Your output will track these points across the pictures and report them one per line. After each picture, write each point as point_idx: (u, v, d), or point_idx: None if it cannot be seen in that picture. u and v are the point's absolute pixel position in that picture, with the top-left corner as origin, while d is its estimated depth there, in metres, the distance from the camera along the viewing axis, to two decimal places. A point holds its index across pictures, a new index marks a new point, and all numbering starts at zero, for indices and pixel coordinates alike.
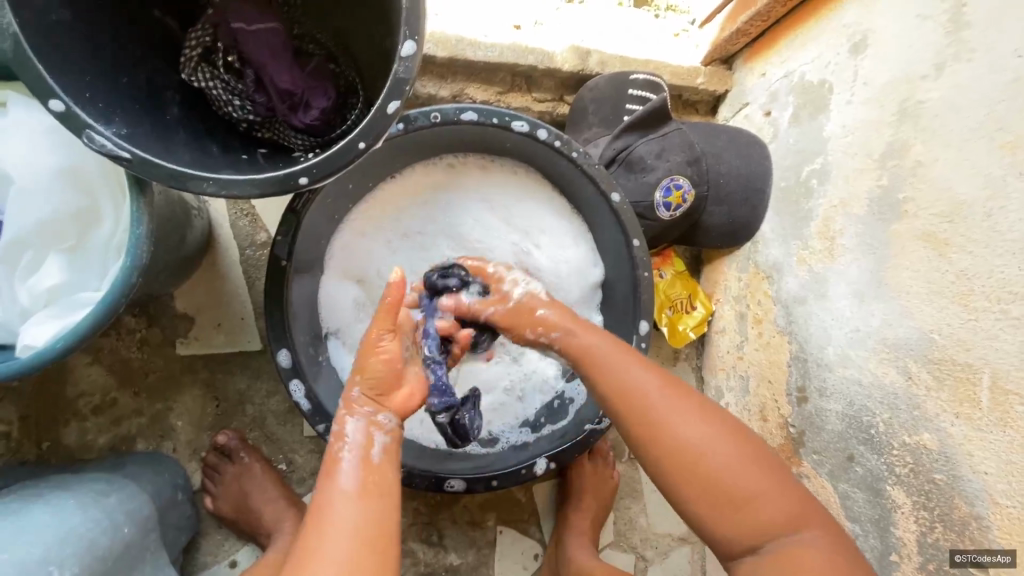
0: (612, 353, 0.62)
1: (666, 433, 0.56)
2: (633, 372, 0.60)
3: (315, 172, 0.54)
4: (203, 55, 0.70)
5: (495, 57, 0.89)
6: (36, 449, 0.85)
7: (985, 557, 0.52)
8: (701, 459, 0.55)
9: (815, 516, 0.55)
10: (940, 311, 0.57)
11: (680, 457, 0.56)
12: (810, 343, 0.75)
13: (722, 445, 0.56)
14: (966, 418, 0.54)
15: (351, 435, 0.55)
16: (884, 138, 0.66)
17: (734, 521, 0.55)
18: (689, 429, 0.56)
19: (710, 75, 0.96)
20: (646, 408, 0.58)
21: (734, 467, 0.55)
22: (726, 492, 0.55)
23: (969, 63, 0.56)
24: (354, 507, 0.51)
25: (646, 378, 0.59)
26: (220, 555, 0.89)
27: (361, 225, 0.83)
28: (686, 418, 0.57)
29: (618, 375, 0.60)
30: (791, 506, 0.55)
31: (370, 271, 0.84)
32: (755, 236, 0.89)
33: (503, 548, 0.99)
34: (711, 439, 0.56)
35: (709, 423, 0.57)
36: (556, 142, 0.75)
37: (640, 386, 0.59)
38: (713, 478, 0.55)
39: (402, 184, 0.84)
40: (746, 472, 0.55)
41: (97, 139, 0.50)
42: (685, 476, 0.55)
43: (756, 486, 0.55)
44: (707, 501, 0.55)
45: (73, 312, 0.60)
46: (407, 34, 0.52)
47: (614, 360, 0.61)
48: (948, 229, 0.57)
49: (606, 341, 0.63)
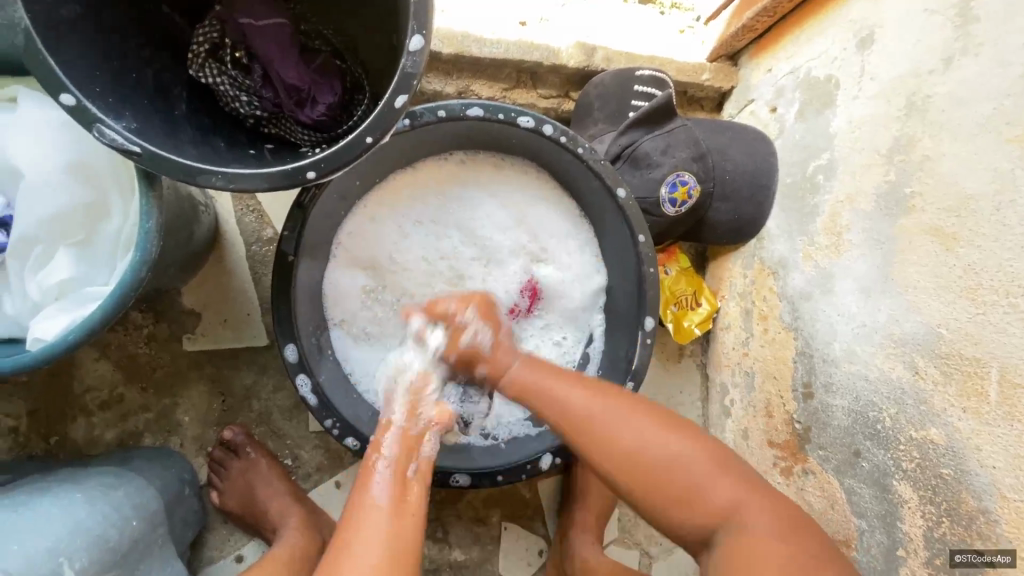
0: (543, 377, 0.64)
1: (607, 441, 0.59)
2: (566, 391, 0.62)
3: (323, 166, 0.55)
4: (210, 50, 0.70)
5: (500, 54, 0.89)
6: (44, 443, 0.86)
7: (991, 551, 0.52)
8: (644, 462, 0.58)
9: (774, 507, 0.57)
10: (948, 306, 0.57)
11: (622, 464, 0.58)
12: (816, 339, 0.75)
13: (661, 447, 0.58)
14: (974, 412, 0.54)
15: (385, 456, 0.60)
16: (892, 133, 0.65)
17: (681, 515, 0.58)
18: (628, 438, 0.58)
19: (716, 71, 0.96)
20: (585, 419, 0.60)
21: (675, 463, 0.58)
22: (666, 486, 0.57)
23: (976, 57, 0.56)
24: (384, 519, 0.54)
25: (581, 396, 0.61)
26: (227, 550, 0.90)
27: (375, 219, 0.84)
28: (621, 423, 0.59)
29: (555, 397, 0.62)
30: (738, 495, 0.57)
31: (381, 259, 0.84)
32: (760, 233, 0.89)
33: (508, 544, 0.99)
34: (652, 441, 0.58)
35: (649, 428, 0.59)
36: (562, 138, 0.75)
37: (575, 406, 0.60)
38: (653, 472, 0.57)
39: (415, 176, 0.84)
40: (687, 463, 0.58)
41: (107, 133, 0.51)
42: (629, 477, 0.58)
43: (699, 478, 0.57)
44: (656, 500, 0.58)
45: (83, 307, 0.61)
46: (415, 28, 0.52)
47: (549, 385, 0.63)
48: (955, 224, 0.57)
49: (545, 370, 0.65)
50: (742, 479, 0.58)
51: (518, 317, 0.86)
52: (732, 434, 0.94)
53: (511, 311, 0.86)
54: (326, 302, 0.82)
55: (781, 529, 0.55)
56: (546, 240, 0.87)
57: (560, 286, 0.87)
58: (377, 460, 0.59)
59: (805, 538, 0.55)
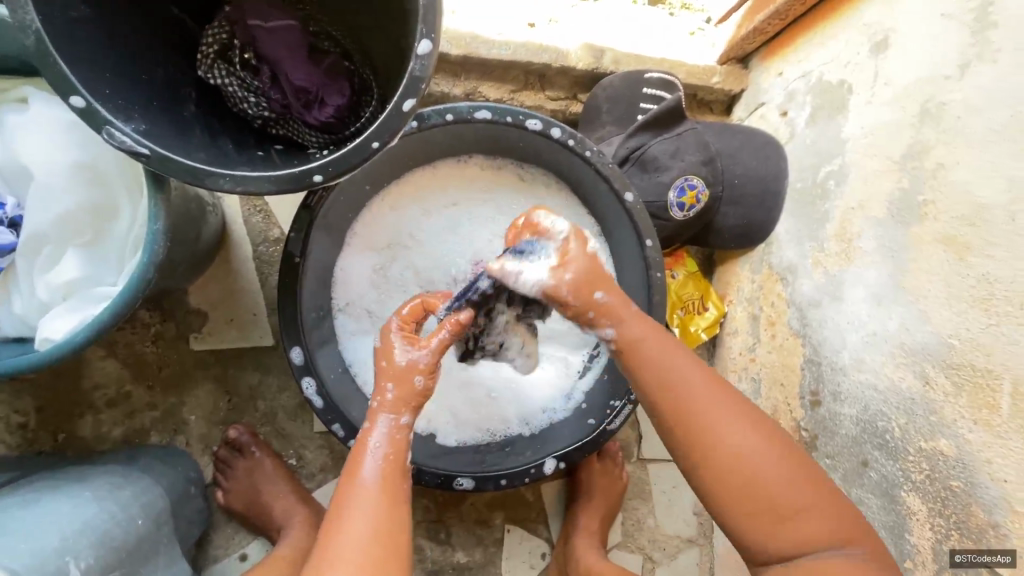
0: (664, 358, 0.60)
1: (724, 448, 0.57)
2: (685, 379, 0.59)
3: (330, 170, 0.54)
4: (220, 51, 0.70)
5: (509, 56, 0.88)
6: (52, 440, 0.86)
7: (982, 555, 0.53)
8: (760, 477, 0.56)
9: (855, 530, 0.56)
10: (960, 316, 0.56)
11: (726, 468, 0.57)
12: (824, 346, 0.75)
13: (773, 459, 0.57)
14: (985, 425, 0.53)
15: (374, 436, 0.59)
16: (905, 140, 0.65)
17: (776, 530, 0.56)
18: (743, 448, 0.57)
19: (726, 74, 0.95)
20: (707, 424, 0.58)
21: (785, 482, 0.56)
22: (775, 506, 0.56)
23: (993, 64, 0.55)
24: (370, 506, 0.56)
25: (703, 391, 0.59)
26: (231, 548, 0.90)
27: (384, 215, 0.83)
28: (745, 439, 0.57)
29: (676, 381, 0.59)
30: (831, 524, 0.56)
31: (399, 237, 0.84)
32: (769, 238, 0.88)
33: (511, 547, 0.99)
34: (765, 452, 0.57)
35: (766, 442, 0.57)
36: (569, 141, 0.76)
37: (695, 396, 0.58)
38: (758, 488, 0.56)
39: (433, 174, 0.84)
40: (792, 482, 0.56)
41: (117, 136, 0.51)
42: (734, 484, 0.57)
43: (798, 497, 0.56)
44: (753, 515, 0.57)
45: (91, 307, 0.61)
46: (423, 32, 0.52)
47: (668, 367, 0.60)
48: (969, 233, 0.56)
49: (655, 337, 0.61)
50: (831, 497, 0.57)
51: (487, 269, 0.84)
52: None
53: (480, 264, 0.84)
54: (336, 288, 0.81)
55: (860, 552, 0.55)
56: None
57: None
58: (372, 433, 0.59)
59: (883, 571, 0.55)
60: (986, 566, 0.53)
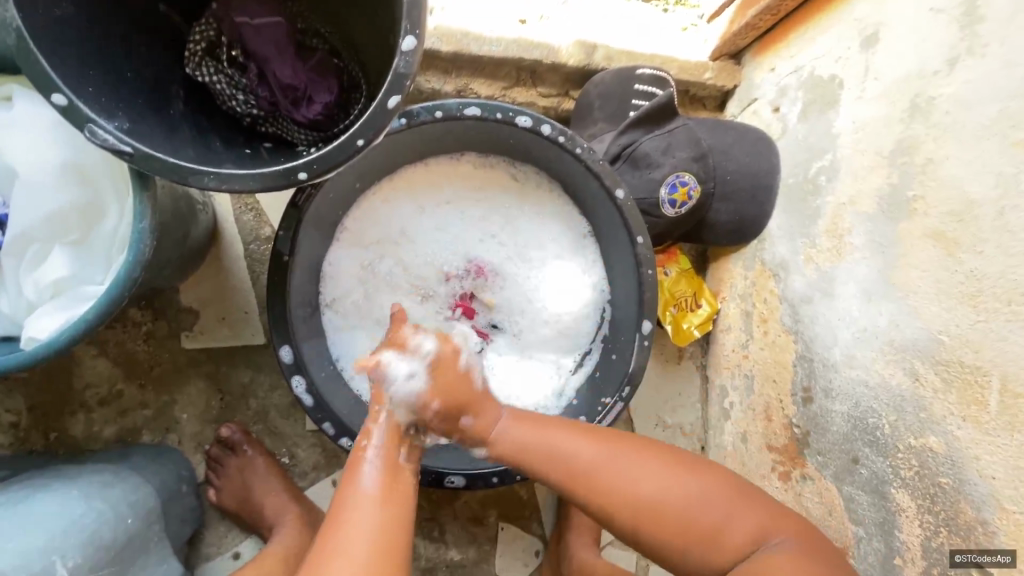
0: (539, 431, 0.62)
1: (622, 494, 0.58)
2: (568, 441, 0.61)
3: (315, 168, 0.54)
4: (207, 49, 0.70)
5: (499, 52, 0.88)
6: (44, 439, 0.86)
7: (980, 555, 0.52)
8: (666, 504, 0.57)
9: (784, 523, 0.57)
10: (949, 312, 0.56)
11: (639, 514, 0.58)
12: (815, 343, 0.74)
13: (675, 483, 0.58)
14: (974, 421, 0.53)
15: (373, 445, 0.59)
16: (895, 135, 0.64)
17: (709, 555, 0.56)
18: (639, 486, 0.58)
19: (719, 70, 0.95)
20: (602, 473, 0.59)
21: (688, 497, 0.57)
22: (692, 529, 0.57)
23: (981, 58, 0.55)
24: (372, 509, 0.54)
25: (582, 444, 0.61)
26: (224, 547, 0.90)
27: (376, 213, 0.83)
28: (637, 474, 0.59)
29: (560, 447, 0.61)
30: (752, 524, 0.56)
31: (389, 234, 0.84)
32: (761, 234, 0.88)
33: (505, 544, 0.99)
34: (660, 481, 0.58)
35: (662, 470, 0.59)
36: (560, 138, 0.75)
37: (582, 460, 0.60)
38: (671, 518, 0.57)
39: (425, 172, 0.84)
40: (701, 498, 0.58)
41: (99, 133, 0.50)
42: (645, 524, 0.58)
43: (712, 512, 0.57)
44: (681, 546, 0.57)
45: (78, 305, 0.61)
46: (407, 28, 0.51)
47: (544, 440, 0.61)
48: (958, 229, 0.56)
49: (530, 422, 0.63)
50: (743, 495, 0.58)
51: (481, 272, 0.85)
52: (730, 437, 0.93)
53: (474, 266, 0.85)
54: (324, 282, 0.82)
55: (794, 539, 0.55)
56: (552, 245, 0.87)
57: (555, 284, 0.86)
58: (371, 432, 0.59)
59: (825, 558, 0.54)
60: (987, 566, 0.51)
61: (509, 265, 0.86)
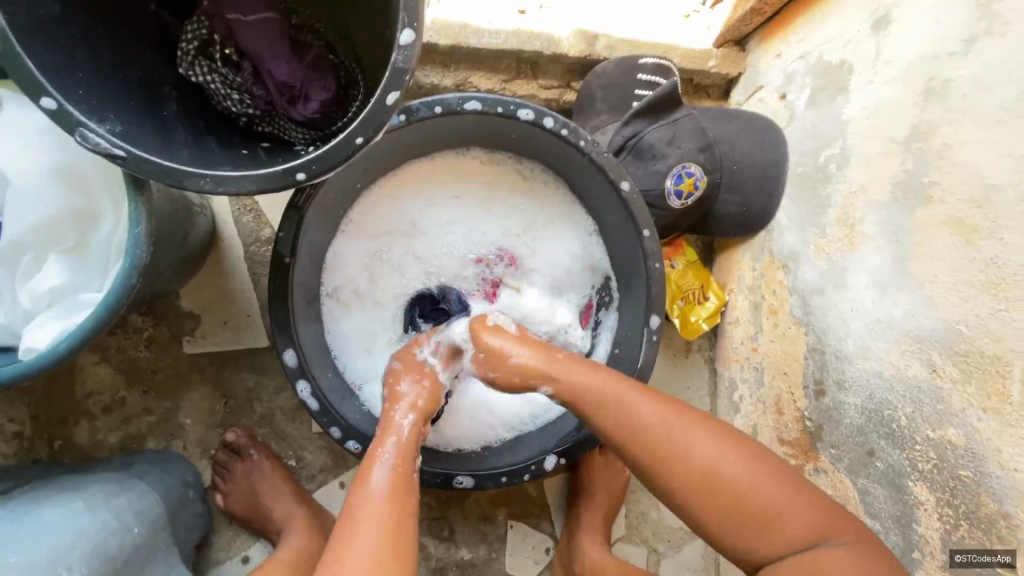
0: (600, 378, 0.63)
1: (680, 453, 0.59)
2: (626, 391, 0.62)
3: (313, 168, 0.53)
4: (200, 47, 0.68)
5: (499, 44, 0.86)
6: (47, 447, 0.86)
7: (980, 556, 0.53)
8: (720, 478, 0.59)
9: (837, 521, 0.58)
10: (968, 302, 0.55)
11: (697, 481, 0.59)
12: (828, 334, 0.73)
13: (733, 464, 0.59)
14: (995, 413, 0.52)
15: (388, 450, 0.59)
16: (909, 120, 0.62)
17: (764, 538, 0.58)
18: (699, 450, 0.59)
19: (723, 57, 0.93)
20: (660, 436, 0.60)
21: (752, 479, 0.59)
22: (748, 508, 0.58)
23: (1000, 38, 0.53)
24: (381, 505, 0.54)
25: (649, 405, 0.62)
26: (232, 551, 0.89)
27: (386, 205, 0.82)
28: (699, 443, 0.60)
29: (630, 407, 0.62)
30: (807, 520, 0.58)
31: (399, 225, 0.83)
32: (769, 225, 0.86)
33: (515, 542, 0.98)
34: (723, 459, 0.59)
35: (727, 447, 0.60)
36: (563, 131, 0.73)
37: (637, 406, 0.62)
38: (728, 495, 0.58)
39: (431, 166, 0.82)
40: (759, 482, 0.59)
41: (90, 137, 0.49)
42: (701, 494, 0.59)
43: (764, 495, 0.58)
44: (739, 522, 0.59)
45: (76, 314, 0.60)
46: (405, 21, 0.50)
47: (614, 392, 0.62)
48: (977, 215, 0.54)
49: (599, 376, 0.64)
50: (801, 493, 0.59)
51: (512, 266, 0.85)
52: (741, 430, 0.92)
53: (510, 257, 0.85)
54: (325, 270, 0.81)
55: (852, 539, 0.56)
56: (566, 242, 0.86)
57: (569, 280, 0.86)
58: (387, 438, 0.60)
59: (885, 563, 0.55)
60: (986, 565, 0.53)
61: (535, 276, 0.85)
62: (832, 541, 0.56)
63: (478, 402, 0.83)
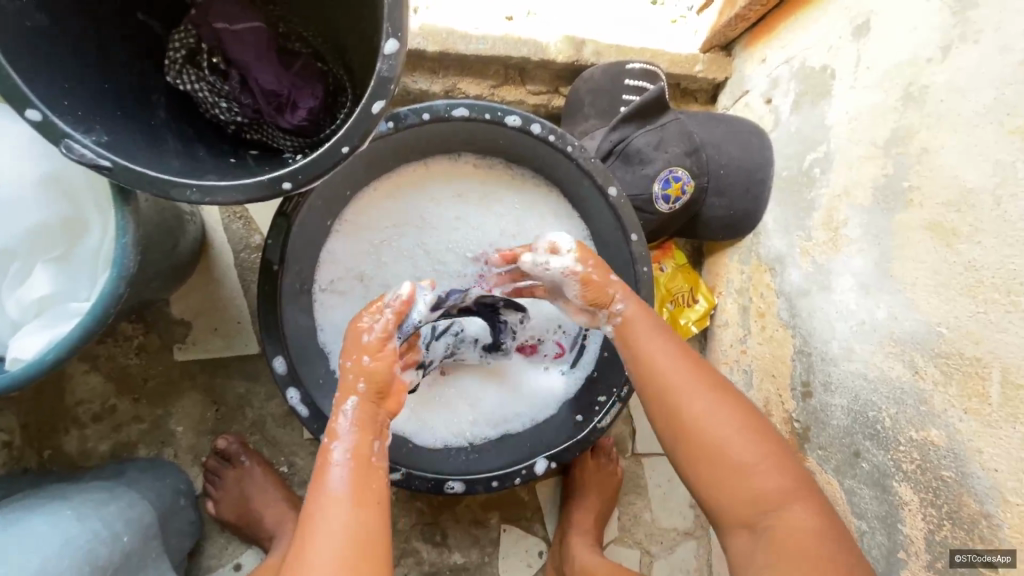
0: (647, 330, 0.63)
1: (681, 403, 0.58)
2: (660, 349, 0.61)
3: (300, 177, 0.53)
4: (188, 56, 0.69)
5: (487, 50, 0.87)
6: (37, 456, 0.85)
7: (984, 555, 0.52)
8: (710, 432, 0.56)
9: (811, 500, 0.54)
10: (948, 304, 0.55)
11: (691, 431, 0.57)
12: (814, 336, 0.74)
13: (729, 418, 0.57)
14: (975, 413, 0.53)
15: (342, 444, 0.56)
16: (889, 125, 0.63)
17: (731, 491, 0.55)
18: (701, 402, 0.58)
19: (709, 62, 0.94)
20: (671, 382, 0.59)
21: (739, 437, 0.56)
22: (724, 462, 0.56)
23: (975, 44, 0.54)
24: (341, 510, 0.52)
25: (669, 352, 0.61)
26: (224, 558, 0.89)
27: (392, 200, 0.81)
28: (703, 397, 0.58)
29: (649, 351, 0.62)
30: (782, 488, 0.54)
31: (408, 219, 0.81)
32: (756, 228, 0.87)
33: (507, 546, 0.98)
34: (723, 415, 0.57)
35: (728, 406, 0.58)
36: (550, 137, 0.75)
37: (671, 367, 0.60)
38: (713, 446, 0.56)
39: (425, 171, 0.82)
40: (745, 440, 0.56)
41: (76, 148, 0.49)
42: (691, 440, 0.57)
43: (748, 451, 0.55)
44: (711, 475, 0.56)
45: (62, 324, 0.60)
46: (390, 31, 0.50)
47: (644, 334, 0.63)
48: (956, 219, 0.55)
49: (639, 321, 0.64)
50: (790, 465, 0.56)
51: None
52: None
53: None
54: (319, 262, 0.79)
55: (820, 518, 0.53)
56: (566, 241, 0.84)
57: None
58: (337, 427, 0.56)
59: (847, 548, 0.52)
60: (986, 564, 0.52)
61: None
62: (799, 512, 0.53)
63: (456, 399, 0.81)
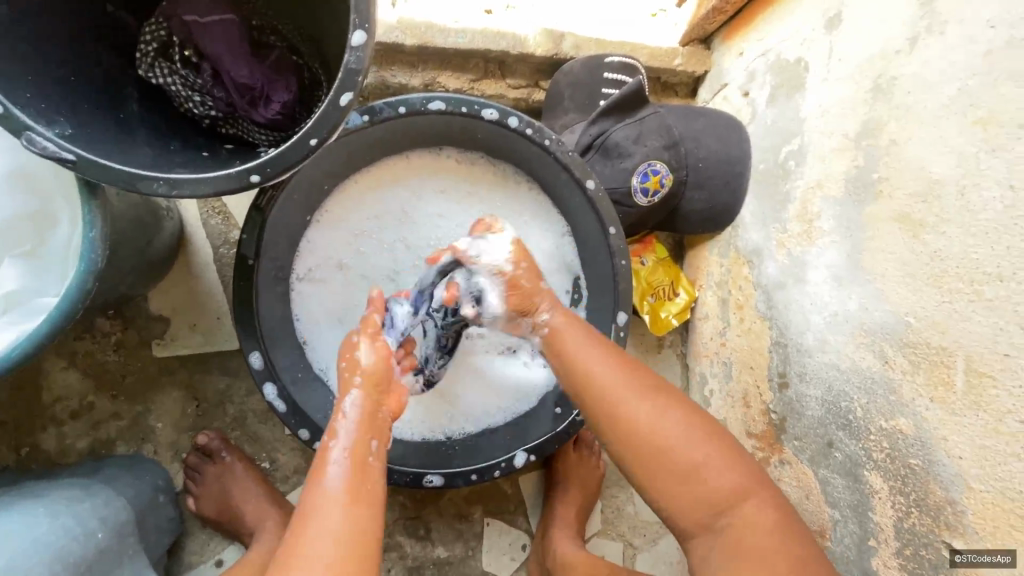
0: (586, 344, 0.63)
1: (624, 414, 0.57)
2: (601, 361, 0.60)
3: (269, 170, 0.53)
4: (160, 49, 0.68)
5: (465, 43, 0.86)
6: (15, 454, 0.85)
7: (979, 556, 0.50)
8: (656, 439, 0.56)
9: (763, 494, 0.56)
10: (915, 294, 0.56)
11: (638, 443, 0.56)
12: (789, 328, 0.74)
13: (673, 423, 0.57)
14: (941, 402, 0.53)
15: (341, 445, 0.55)
16: (859, 117, 0.64)
17: (684, 494, 0.56)
18: (645, 410, 0.57)
19: (688, 55, 0.94)
20: (613, 395, 0.58)
21: (689, 442, 0.56)
22: (675, 468, 0.56)
23: (940, 36, 0.54)
24: (337, 510, 0.50)
25: (606, 364, 0.60)
26: (206, 555, 0.89)
27: (375, 193, 0.81)
28: (645, 405, 0.57)
29: (585, 362, 0.61)
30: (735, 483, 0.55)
31: (390, 214, 0.82)
32: (734, 221, 0.88)
33: (491, 539, 0.98)
34: (668, 420, 0.57)
35: (672, 410, 0.58)
36: (527, 130, 0.74)
37: (611, 380, 0.59)
38: (661, 454, 0.56)
39: (406, 166, 0.82)
40: (690, 442, 0.56)
41: (37, 141, 0.49)
42: (638, 449, 0.57)
43: (695, 455, 0.56)
44: (663, 482, 0.56)
45: (30, 319, 0.59)
46: (357, 23, 0.50)
47: (578, 347, 0.62)
48: (922, 210, 0.55)
49: (573, 332, 0.64)
50: (737, 461, 0.57)
51: None
52: None
53: None
54: (302, 249, 0.79)
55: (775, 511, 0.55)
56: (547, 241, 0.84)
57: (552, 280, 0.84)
58: (337, 427, 0.56)
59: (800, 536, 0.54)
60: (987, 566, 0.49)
61: None
62: (749, 505, 0.55)
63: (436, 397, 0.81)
